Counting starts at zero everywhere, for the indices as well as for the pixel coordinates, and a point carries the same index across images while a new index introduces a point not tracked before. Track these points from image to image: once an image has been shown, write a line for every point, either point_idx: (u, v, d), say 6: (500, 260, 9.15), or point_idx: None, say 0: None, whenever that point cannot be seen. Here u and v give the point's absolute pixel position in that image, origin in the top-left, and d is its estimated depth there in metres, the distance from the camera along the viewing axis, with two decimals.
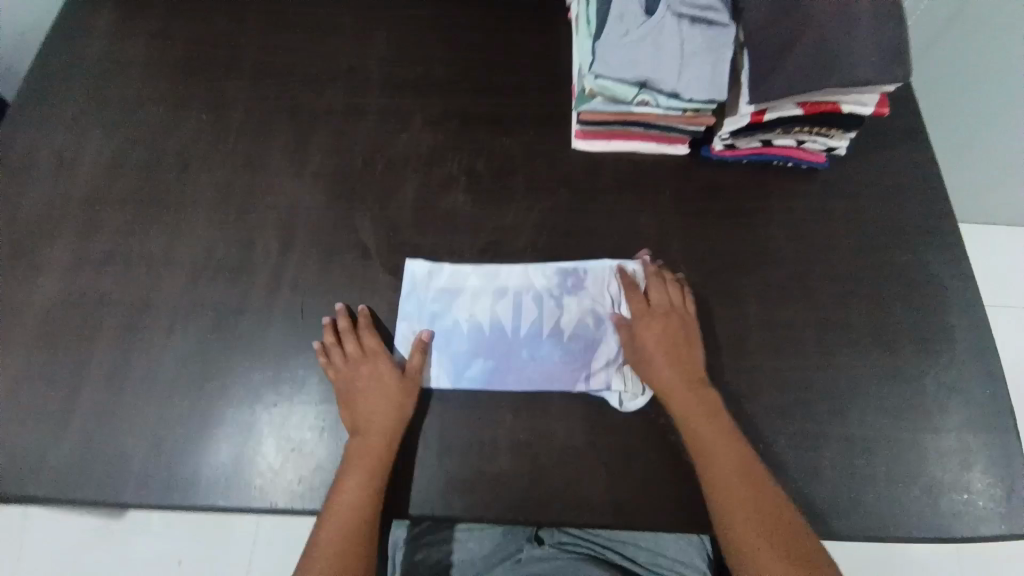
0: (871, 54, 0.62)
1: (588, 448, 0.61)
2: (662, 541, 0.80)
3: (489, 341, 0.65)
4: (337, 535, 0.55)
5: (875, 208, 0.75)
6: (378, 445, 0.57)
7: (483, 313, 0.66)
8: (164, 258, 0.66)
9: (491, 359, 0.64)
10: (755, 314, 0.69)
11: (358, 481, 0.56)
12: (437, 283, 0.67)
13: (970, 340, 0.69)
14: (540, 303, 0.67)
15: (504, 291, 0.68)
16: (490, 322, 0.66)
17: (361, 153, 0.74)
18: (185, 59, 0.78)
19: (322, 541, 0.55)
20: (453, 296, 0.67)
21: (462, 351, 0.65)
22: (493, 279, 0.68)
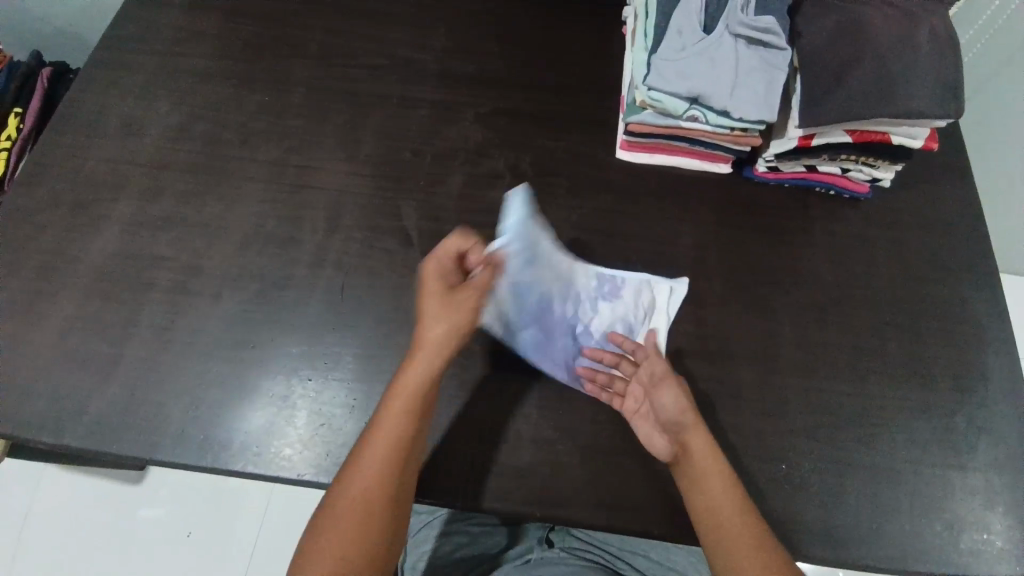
0: (929, 84, 0.61)
1: (604, 450, 0.63)
2: (673, 554, 0.81)
3: (538, 316, 0.68)
4: (371, 461, 0.55)
5: (915, 241, 0.75)
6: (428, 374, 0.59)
7: (531, 295, 0.68)
8: (220, 231, 0.72)
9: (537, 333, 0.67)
10: (786, 334, 0.69)
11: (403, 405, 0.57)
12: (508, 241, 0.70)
13: (1003, 379, 0.68)
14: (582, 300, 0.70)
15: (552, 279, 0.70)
16: (543, 296, 0.69)
17: (412, 147, 0.78)
18: (257, 48, 0.84)
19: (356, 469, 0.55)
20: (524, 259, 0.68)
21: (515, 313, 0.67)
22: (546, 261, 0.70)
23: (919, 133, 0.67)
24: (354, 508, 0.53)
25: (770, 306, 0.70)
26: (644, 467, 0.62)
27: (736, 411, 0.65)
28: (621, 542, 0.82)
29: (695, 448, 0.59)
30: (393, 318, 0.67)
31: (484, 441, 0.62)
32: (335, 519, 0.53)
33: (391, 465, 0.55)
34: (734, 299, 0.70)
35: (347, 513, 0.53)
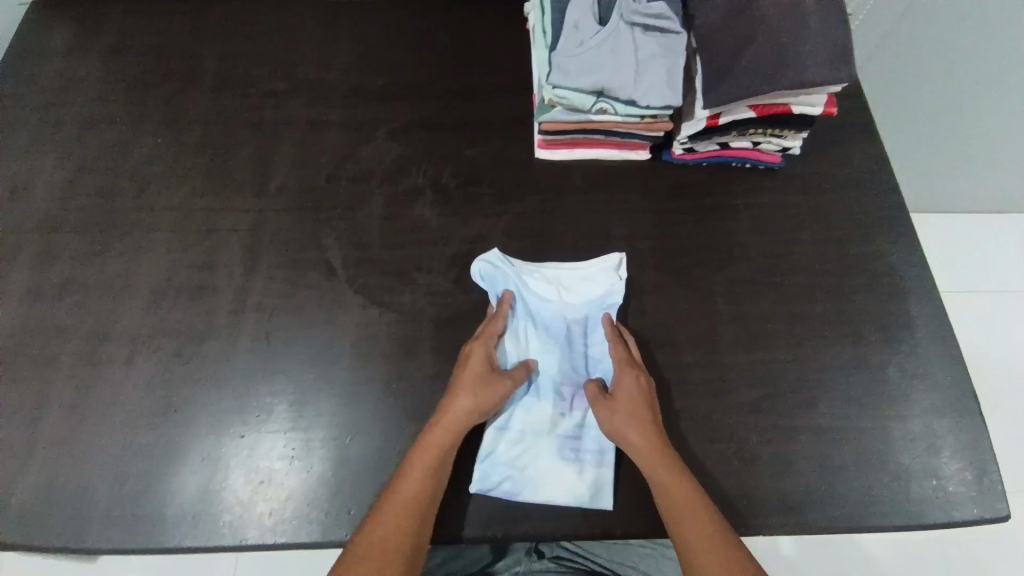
0: (820, 50, 0.62)
1: (575, 468, 0.62)
2: (662, 565, 0.81)
3: (541, 326, 0.69)
4: (396, 501, 0.55)
5: (833, 202, 0.77)
6: (445, 437, 0.58)
7: (557, 328, 0.69)
8: (125, 287, 0.68)
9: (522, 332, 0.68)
10: (723, 311, 0.70)
11: (422, 460, 0.57)
12: (594, 285, 0.70)
13: (929, 328, 0.71)
14: (575, 372, 0.67)
15: (579, 344, 0.69)
16: (556, 330, 0.69)
17: (328, 174, 0.75)
18: (148, 89, 0.80)
19: (386, 499, 0.56)
20: (588, 327, 0.69)
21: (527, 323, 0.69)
22: (587, 334, 0.69)
23: (817, 98, 0.67)
24: (376, 545, 0.53)
25: (707, 287, 0.71)
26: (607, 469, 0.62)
27: (686, 397, 0.65)
28: (611, 553, 0.82)
29: (661, 470, 0.57)
30: (328, 354, 0.65)
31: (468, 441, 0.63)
32: (361, 540, 0.54)
33: (410, 519, 0.55)
34: (671, 285, 0.71)
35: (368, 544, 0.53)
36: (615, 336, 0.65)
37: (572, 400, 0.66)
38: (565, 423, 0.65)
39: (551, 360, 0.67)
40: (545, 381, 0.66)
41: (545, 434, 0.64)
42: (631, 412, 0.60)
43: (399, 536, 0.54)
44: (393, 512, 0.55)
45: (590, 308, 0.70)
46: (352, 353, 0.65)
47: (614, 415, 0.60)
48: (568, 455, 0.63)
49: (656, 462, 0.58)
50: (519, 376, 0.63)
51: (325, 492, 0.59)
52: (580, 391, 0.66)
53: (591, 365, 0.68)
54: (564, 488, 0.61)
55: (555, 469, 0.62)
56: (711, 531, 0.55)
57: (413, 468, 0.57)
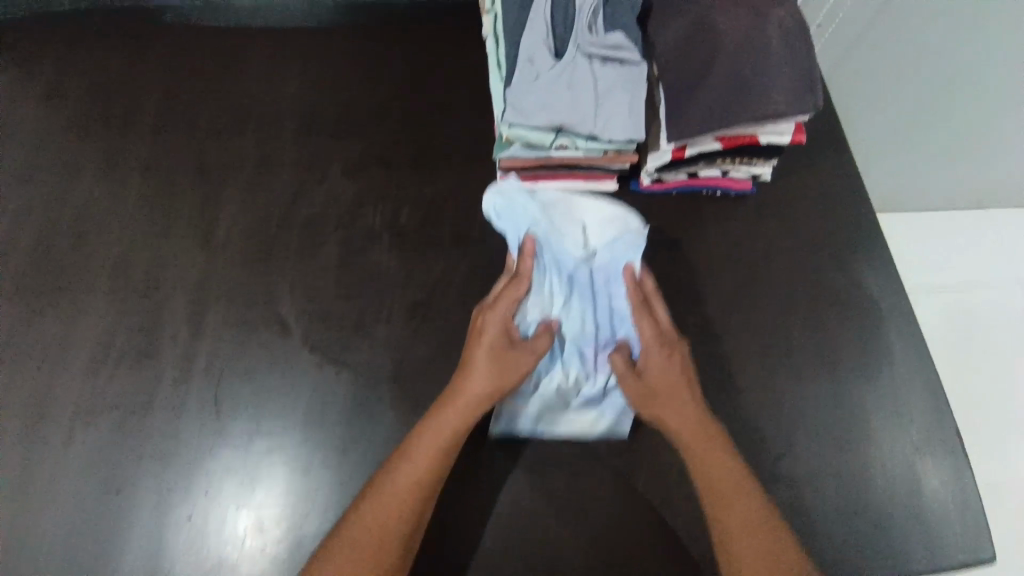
0: (781, 79, 0.59)
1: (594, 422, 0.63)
2: None
3: (564, 269, 0.66)
4: (400, 479, 0.54)
5: (807, 227, 0.75)
6: (457, 413, 0.57)
7: (579, 276, 0.66)
8: (60, 355, 0.64)
9: (545, 276, 0.65)
10: (698, 349, 0.67)
11: (430, 438, 0.56)
12: (616, 234, 0.66)
13: (910, 361, 0.69)
14: (599, 324, 0.65)
15: (602, 296, 0.66)
16: (579, 276, 0.66)
17: (277, 220, 0.71)
18: (81, 135, 0.75)
19: (392, 475, 0.54)
20: (612, 279, 0.66)
21: (550, 267, 0.65)
22: (610, 283, 0.67)
23: (786, 127, 0.63)
24: (377, 520, 0.52)
25: (680, 324, 0.68)
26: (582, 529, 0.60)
27: (661, 446, 0.63)
28: None
29: (706, 449, 0.57)
30: (281, 420, 0.62)
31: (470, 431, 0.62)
32: (363, 514, 0.53)
33: (414, 499, 0.54)
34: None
35: (370, 518, 0.53)
36: (640, 307, 0.63)
37: (596, 363, 0.64)
38: (588, 387, 0.63)
39: (576, 318, 0.64)
40: (568, 342, 0.64)
41: (569, 394, 0.63)
42: (667, 393, 0.59)
43: (400, 514, 0.53)
44: (400, 494, 0.53)
45: (613, 259, 0.66)
46: (305, 417, 0.62)
47: (652, 400, 0.59)
48: (589, 407, 0.63)
49: (701, 441, 0.57)
50: (542, 347, 0.59)
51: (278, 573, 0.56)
52: (605, 352, 0.64)
53: (616, 320, 0.66)
54: (581, 435, 0.63)
55: (573, 421, 0.63)
56: (760, 521, 0.54)
57: (420, 446, 0.55)
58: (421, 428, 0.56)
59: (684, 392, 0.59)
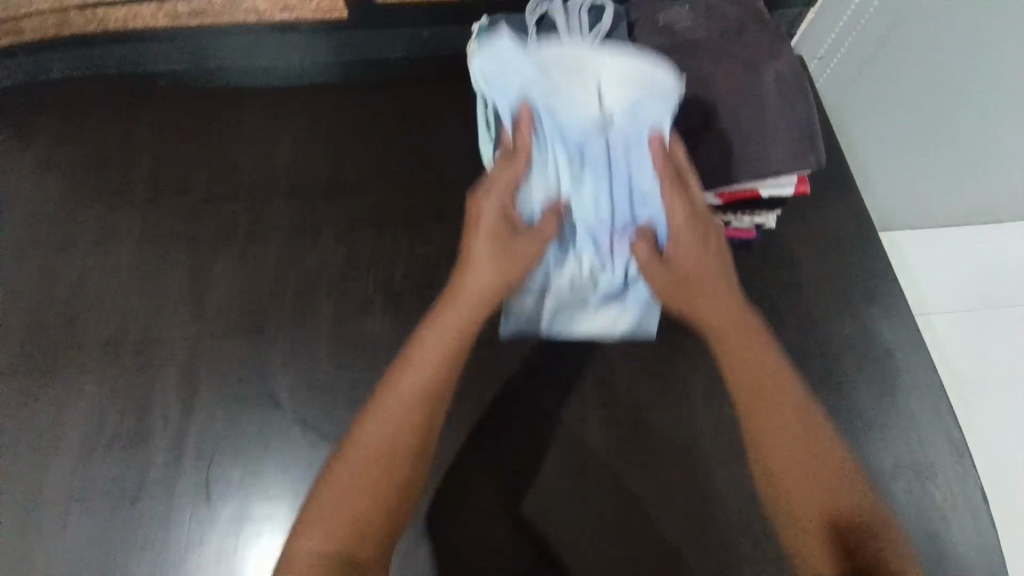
0: (780, 136, 0.58)
1: (618, 312, 0.65)
2: None
3: (572, 142, 0.57)
4: (406, 390, 0.52)
5: (817, 274, 0.72)
6: (461, 315, 0.55)
7: (591, 146, 0.57)
8: (52, 438, 0.65)
9: (551, 153, 0.57)
10: (704, 410, 0.65)
11: (435, 344, 0.54)
12: (637, 93, 0.54)
13: (928, 418, 0.66)
14: (617, 204, 0.59)
15: (622, 171, 0.58)
16: (593, 147, 0.57)
17: (266, 291, 0.70)
18: (71, 205, 0.75)
19: (399, 387, 0.52)
20: (631, 144, 0.57)
21: (557, 141, 0.57)
22: (630, 150, 0.57)
23: (786, 180, 0.60)
24: (384, 431, 0.51)
25: (683, 387, 0.66)
26: None
27: (668, 517, 0.61)
28: None
29: (761, 364, 0.55)
30: (274, 497, 0.62)
31: (472, 465, 0.62)
32: (371, 423, 0.51)
33: (421, 408, 0.52)
34: (643, 392, 0.66)
35: (378, 430, 0.51)
36: (672, 184, 0.55)
37: (613, 250, 0.60)
38: (606, 277, 0.61)
39: (589, 202, 0.58)
40: (579, 228, 0.60)
41: (588, 288, 0.62)
42: (700, 282, 0.57)
43: (408, 427, 0.51)
44: (400, 404, 0.52)
45: (635, 127, 0.56)
46: (297, 497, 0.62)
47: (692, 294, 0.57)
48: (613, 296, 0.63)
49: (754, 356, 0.55)
50: (548, 233, 0.56)
51: None
52: (623, 240, 0.60)
53: (636, 202, 0.59)
54: (609, 330, 0.66)
55: (597, 316, 0.65)
56: (806, 435, 0.52)
57: (422, 354, 0.54)
58: (422, 333, 0.55)
59: (716, 276, 0.57)
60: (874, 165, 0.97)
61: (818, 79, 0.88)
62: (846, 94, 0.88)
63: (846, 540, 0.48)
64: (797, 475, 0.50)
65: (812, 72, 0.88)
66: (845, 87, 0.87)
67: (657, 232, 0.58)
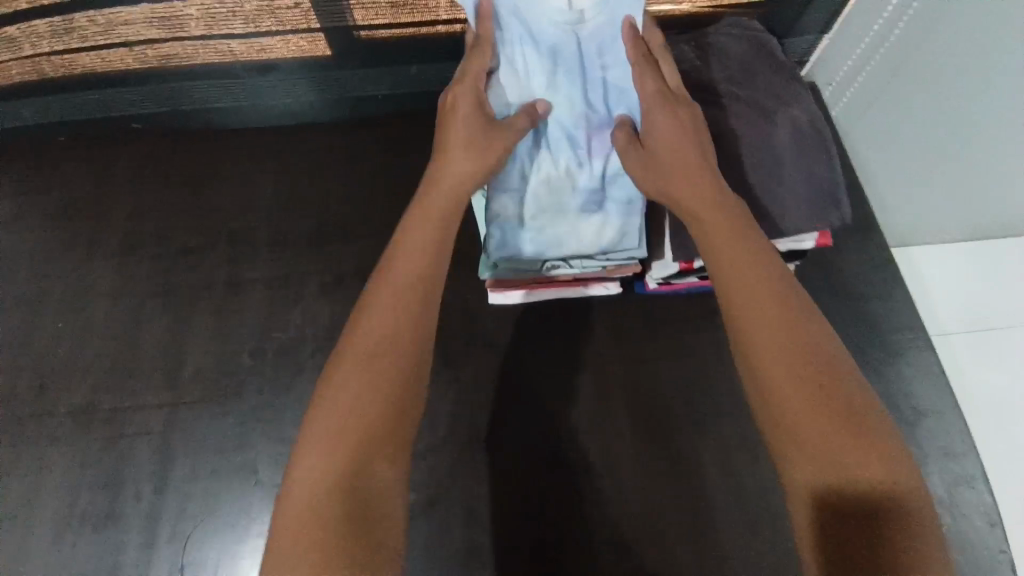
0: (799, 193, 0.54)
1: (603, 225, 0.57)
2: None
3: (542, 48, 0.53)
4: (394, 285, 0.43)
5: (833, 324, 0.67)
6: (449, 202, 0.47)
7: (561, 39, 0.53)
8: (24, 515, 0.63)
9: (517, 56, 0.53)
10: (712, 476, 0.63)
11: (425, 234, 0.45)
12: None
13: (957, 486, 0.62)
14: (590, 95, 0.53)
15: (596, 77, 0.53)
16: (563, 44, 0.53)
17: (248, 353, 0.68)
18: (49, 265, 0.74)
19: (389, 280, 0.43)
20: (603, 48, 0.53)
21: (526, 47, 0.53)
22: (602, 51, 0.53)
23: (806, 236, 0.56)
24: (381, 335, 0.42)
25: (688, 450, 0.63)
26: None
27: None
28: None
29: (759, 279, 0.42)
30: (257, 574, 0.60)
31: (468, 537, 0.61)
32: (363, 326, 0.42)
33: (415, 299, 0.43)
34: (657, 468, 0.63)
35: (372, 332, 0.42)
36: (646, 63, 0.50)
37: (589, 145, 0.54)
38: (583, 175, 0.55)
39: (561, 94, 0.53)
40: (553, 123, 0.54)
41: (564, 186, 0.56)
42: (680, 161, 0.47)
43: (400, 327, 0.42)
44: (393, 296, 0.43)
45: (605, 17, 0.52)
46: None
47: (665, 175, 0.47)
48: (594, 207, 0.57)
49: (753, 272, 0.42)
50: (521, 127, 0.50)
51: None
52: (599, 130, 0.54)
53: (612, 94, 0.53)
54: (595, 246, 0.58)
55: (577, 225, 0.57)
56: (816, 374, 0.39)
57: (411, 246, 0.45)
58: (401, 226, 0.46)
59: (700, 154, 0.47)
60: (895, 207, 0.88)
61: (834, 107, 0.84)
62: (862, 125, 0.82)
63: (851, 511, 0.37)
64: (800, 409, 0.38)
65: (828, 100, 0.85)
66: (862, 117, 0.82)
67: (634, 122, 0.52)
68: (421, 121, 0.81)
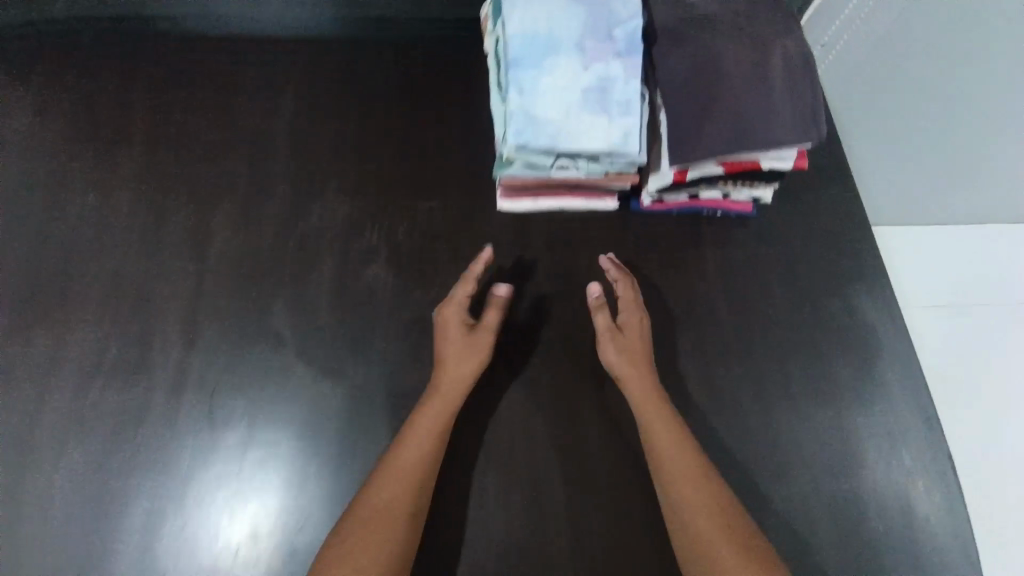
0: (785, 114, 0.61)
1: (607, 123, 0.61)
2: None
3: None
4: (397, 472, 0.55)
5: (802, 252, 0.77)
6: (446, 398, 0.60)
7: None
8: (49, 366, 0.67)
9: None
10: (692, 371, 0.70)
11: (423, 428, 0.58)
12: None
13: (897, 384, 0.71)
14: (595, 18, 0.62)
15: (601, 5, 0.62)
16: None
17: (270, 238, 0.73)
18: (78, 148, 0.78)
19: (393, 460, 0.56)
20: None
21: None
22: None
23: (787, 153, 0.63)
24: (381, 512, 0.53)
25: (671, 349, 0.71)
26: (580, 536, 0.62)
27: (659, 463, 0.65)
28: None
29: (673, 445, 0.58)
30: (274, 430, 0.64)
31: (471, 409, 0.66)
32: (370, 499, 0.54)
33: (411, 488, 0.55)
34: None
35: (376, 503, 0.53)
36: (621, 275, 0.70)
37: (595, 53, 0.61)
38: (588, 76, 0.61)
39: (571, 15, 0.62)
40: (564, 35, 0.61)
41: (571, 85, 0.61)
42: (638, 361, 0.64)
43: (399, 512, 0.53)
44: (397, 473, 0.55)
45: None
46: (302, 429, 0.64)
47: (618, 348, 0.64)
48: (600, 107, 0.61)
49: (671, 441, 0.58)
50: (493, 322, 0.64)
51: None
52: (603, 43, 0.61)
53: (614, 20, 0.62)
54: (601, 146, 0.61)
55: (584, 121, 0.61)
56: (730, 526, 0.53)
57: (412, 442, 0.57)
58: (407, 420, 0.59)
59: (649, 351, 0.65)
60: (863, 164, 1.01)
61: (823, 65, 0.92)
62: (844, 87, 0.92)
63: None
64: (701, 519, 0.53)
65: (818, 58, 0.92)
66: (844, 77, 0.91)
67: (630, 45, 0.62)
68: (433, 39, 0.84)
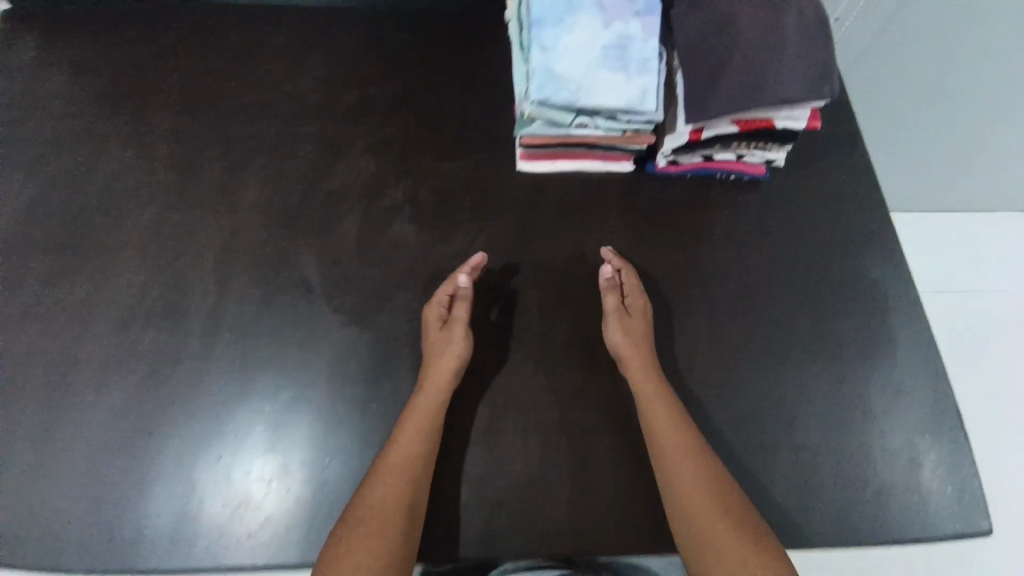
0: (799, 72, 0.62)
1: (626, 80, 0.63)
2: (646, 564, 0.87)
3: None
4: (389, 474, 0.57)
5: (812, 216, 0.79)
6: (430, 401, 0.62)
7: None
8: (86, 308, 0.70)
9: None
10: (704, 326, 0.73)
11: (411, 431, 0.60)
12: None
13: (903, 343, 0.74)
14: None
15: None
16: None
17: (299, 193, 0.76)
18: (111, 104, 0.80)
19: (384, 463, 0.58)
20: None
21: None
22: None
23: (800, 113, 0.66)
24: (375, 512, 0.55)
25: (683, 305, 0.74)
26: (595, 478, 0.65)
27: None
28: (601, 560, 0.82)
29: (676, 443, 0.60)
30: (303, 373, 0.67)
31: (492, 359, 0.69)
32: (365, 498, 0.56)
33: (403, 485, 0.57)
34: None
35: (372, 502, 0.56)
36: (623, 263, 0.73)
37: (614, 15, 0.64)
38: (608, 36, 0.64)
39: None
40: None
41: (591, 43, 0.63)
42: (635, 356, 0.66)
43: (393, 510, 0.55)
44: (389, 473, 0.58)
45: None
46: (330, 372, 0.67)
47: (624, 327, 0.67)
48: (619, 64, 0.63)
49: (674, 439, 0.60)
50: (462, 313, 0.66)
51: (302, 513, 0.62)
52: (623, 7, 0.65)
53: None
54: (619, 101, 0.63)
55: (603, 76, 0.63)
56: (733, 521, 0.55)
57: (401, 445, 0.60)
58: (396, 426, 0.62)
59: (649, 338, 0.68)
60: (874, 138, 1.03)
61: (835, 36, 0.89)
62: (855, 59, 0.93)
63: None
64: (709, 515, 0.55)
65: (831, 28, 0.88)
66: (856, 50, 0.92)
67: (648, 9, 0.65)
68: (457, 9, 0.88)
